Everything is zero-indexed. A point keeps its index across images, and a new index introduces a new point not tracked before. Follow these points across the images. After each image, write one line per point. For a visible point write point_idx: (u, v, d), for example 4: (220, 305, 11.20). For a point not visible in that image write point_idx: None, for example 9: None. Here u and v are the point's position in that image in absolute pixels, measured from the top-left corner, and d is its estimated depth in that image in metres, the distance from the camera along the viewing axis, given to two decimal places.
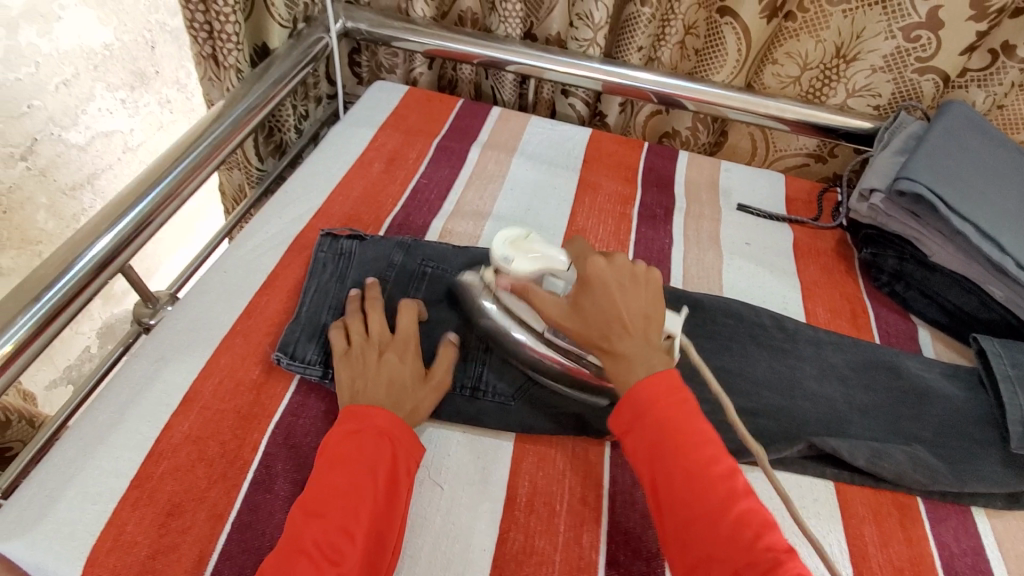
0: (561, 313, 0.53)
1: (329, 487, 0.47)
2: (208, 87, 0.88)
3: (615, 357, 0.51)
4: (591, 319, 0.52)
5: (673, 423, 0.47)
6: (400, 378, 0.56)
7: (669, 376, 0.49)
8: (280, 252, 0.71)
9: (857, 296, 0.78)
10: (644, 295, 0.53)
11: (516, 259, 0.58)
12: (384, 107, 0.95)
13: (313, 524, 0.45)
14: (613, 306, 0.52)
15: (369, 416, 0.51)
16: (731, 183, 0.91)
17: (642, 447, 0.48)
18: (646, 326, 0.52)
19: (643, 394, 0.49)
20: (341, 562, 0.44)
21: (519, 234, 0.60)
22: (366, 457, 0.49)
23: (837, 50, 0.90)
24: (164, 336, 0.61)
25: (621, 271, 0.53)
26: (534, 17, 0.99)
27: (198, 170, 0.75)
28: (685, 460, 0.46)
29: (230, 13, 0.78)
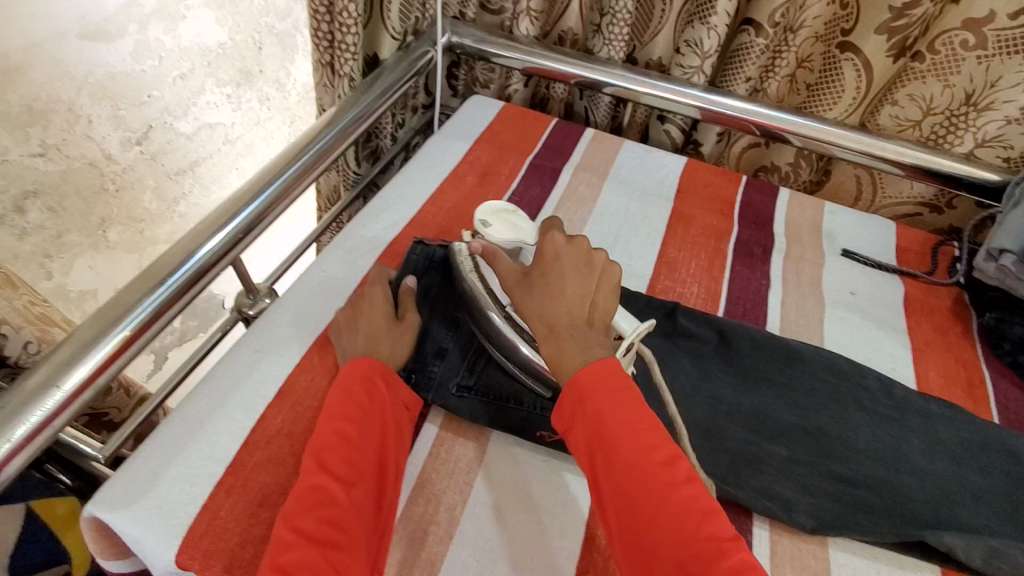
0: (513, 284, 0.56)
1: (329, 427, 0.51)
2: (321, 92, 0.93)
3: (553, 338, 0.50)
4: (536, 293, 0.53)
5: (615, 409, 0.44)
6: (376, 321, 0.60)
7: (605, 365, 0.46)
8: (375, 257, 0.73)
9: (975, 363, 0.71)
10: (595, 280, 0.53)
11: (493, 225, 0.63)
12: (479, 122, 0.97)
13: (322, 460, 0.48)
14: (558, 286, 0.52)
15: (354, 368, 0.55)
16: (836, 225, 0.86)
17: (582, 439, 0.45)
18: (590, 311, 0.52)
19: (582, 377, 0.46)
20: (356, 483, 0.48)
21: (504, 208, 0.66)
22: (358, 400, 0.53)
23: (967, 96, 0.83)
24: (266, 329, 0.64)
25: (575, 252, 0.54)
26: (637, 41, 0.99)
27: (308, 172, 0.79)
28: (621, 449, 0.43)
29: (353, 25, 0.82)
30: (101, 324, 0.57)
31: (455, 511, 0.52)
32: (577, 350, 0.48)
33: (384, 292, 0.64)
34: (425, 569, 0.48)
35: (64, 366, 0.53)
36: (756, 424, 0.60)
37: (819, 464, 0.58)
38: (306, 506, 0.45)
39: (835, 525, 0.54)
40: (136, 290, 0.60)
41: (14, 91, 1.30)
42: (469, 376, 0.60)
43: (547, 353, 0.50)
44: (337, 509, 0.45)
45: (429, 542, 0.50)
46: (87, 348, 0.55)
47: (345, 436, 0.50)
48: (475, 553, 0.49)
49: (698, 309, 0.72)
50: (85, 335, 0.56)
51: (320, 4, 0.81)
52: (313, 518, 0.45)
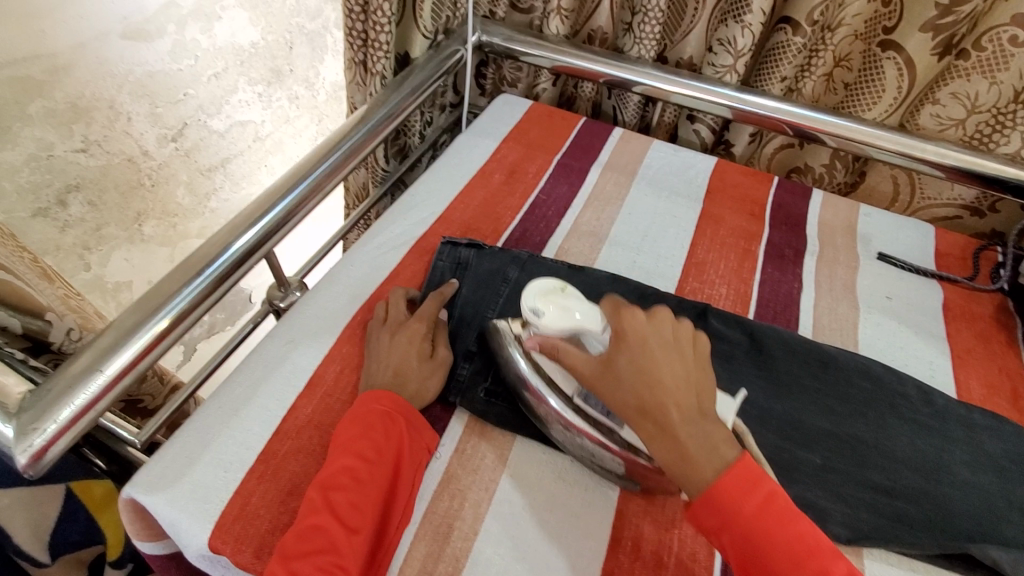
0: (594, 372, 0.49)
1: (341, 463, 0.49)
2: (353, 90, 0.94)
3: (670, 439, 0.45)
4: (628, 383, 0.47)
5: (763, 518, 0.42)
6: (407, 356, 0.58)
7: (746, 469, 0.43)
8: (403, 253, 0.74)
9: (1021, 374, 0.68)
10: (690, 360, 0.49)
11: (546, 313, 0.53)
12: (508, 120, 0.97)
13: (327, 499, 0.47)
14: (658, 376, 0.47)
15: (375, 405, 0.53)
16: (871, 229, 0.84)
17: (730, 547, 0.43)
18: (697, 398, 0.47)
19: (718, 492, 0.43)
20: (358, 529, 0.47)
21: (554, 286, 0.55)
22: (373, 436, 0.51)
23: (1016, 94, 0.79)
24: (298, 320, 0.65)
25: (659, 330, 0.49)
26: (668, 40, 0.98)
27: (341, 168, 0.80)
28: (792, 571, 0.41)
29: (386, 23, 0.83)
30: (142, 312, 0.59)
31: (480, 507, 0.52)
32: (701, 451, 0.44)
33: (421, 326, 0.61)
34: (451, 564, 0.49)
35: (107, 352, 0.55)
36: (787, 429, 0.59)
37: (853, 473, 0.56)
38: (304, 548, 0.45)
39: (869, 535, 0.52)
40: (174, 280, 0.62)
41: (60, 90, 1.29)
42: (498, 376, 0.61)
43: (662, 455, 0.45)
44: (335, 558, 0.45)
45: (454, 537, 0.50)
46: (128, 335, 0.57)
47: (356, 477, 0.49)
48: (501, 550, 0.49)
49: (727, 310, 0.71)
50: (127, 322, 0.58)
51: (354, 5, 0.82)
52: (311, 564, 0.44)
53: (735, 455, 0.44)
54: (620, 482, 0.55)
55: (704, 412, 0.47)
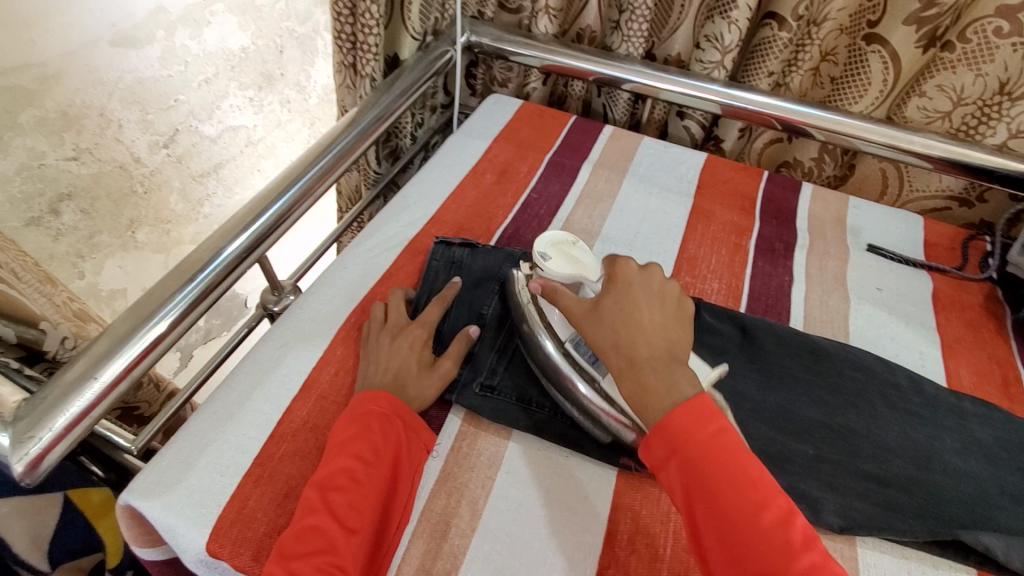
0: (581, 312, 0.53)
1: (341, 464, 0.50)
2: (343, 92, 0.94)
3: (637, 373, 0.48)
4: (608, 321, 0.51)
5: (712, 451, 0.43)
6: (406, 360, 0.59)
7: (701, 404, 0.44)
8: (396, 254, 0.74)
9: (1011, 361, 0.68)
10: (670, 309, 0.52)
11: (553, 258, 0.62)
12: (499, 119, 0.98)
13: (326, 499, 0.48)
14: (636, 315, 0.51)
15: (374, 405, 0.54)
16: (860, 221, 0.84)
17: (674, 476, 0.43)
18: (671, 342, 0.50)
19: (670, 422, 0.44)
20: (356, 529, 0.47)
21: (566, 239, 0.64)
22: (373, 437, 0.52)
23: (1001, 85, 0.80)
24: (291, 324, 0.65)
25: (647, 278, 0.54)
26: (656, 37, 0.98)
27: (333, 171, 0.80)
28: (730, 504, 0.41)
29: (375, 25, 0.83)
30: (135, 318, 0.59)
31: (477, 504, 0.52)
32: (663, 383, 0.46)
33: (422, 333, 0.62)
34: (448, 561, 0.49)
35: (102, 359, 0.55)
36: (780, 421, 0.60)
37: (847, 463, 0.57)
38: (302, 548, 0.45)
39: (863, 524, 0.53)
40: (167, 286, 0.62)
41: (50, 99, 1.31)
42: (492, 376, 0.61)
43: (628, 388, 0.48)
44: (332, 558, 0.45)
45: (450, 536, 0.50)
46: (121, 342, 0.57)
47: (355, 478, 0.49)
48: (497, 547, 0.50)
49: (719, 304, 0.71)
50: (120, 329, 0.58)
51: (343, 6, 0.82)
52: (310, 564, 0.44)
53: (695, 393, 0.46)
54: (614, 478, 0.55)
55: (676, 355, 0.49)
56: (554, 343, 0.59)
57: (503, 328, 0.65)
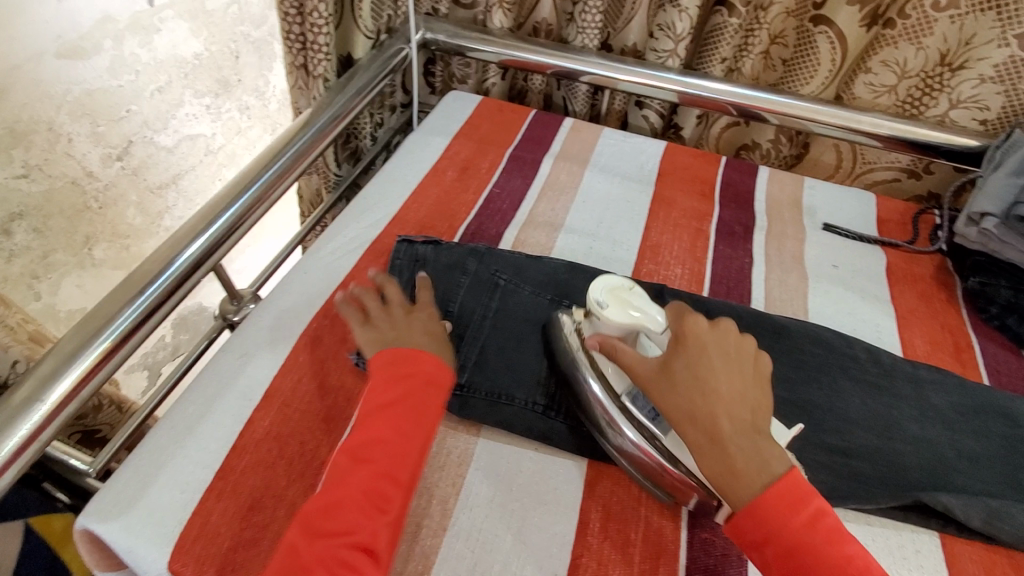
0: (649, 374, 0.51)
1: (373, 440, 0.50)
2: (297, 94, 0.92)
3: (719, 449, 0.47)
4: (682, 389, 0.49)
5: (813, 532, 0.43)
6: (436, 333, 0.59)
7: (793, 484, 0.45)
8: (357, 257, 0.73)
9: (962, 328, 0.70)
10: (749, 373, 0.51)
11: (611, 309, 0.54)
12: (459, 116, 0.97)
13: (360, 475, 0.48)
14: (712, 380, 0.49)
15: (410, 378, 0.53)
16: (816, 202, 0.86)
17: (773, 558, 0.44)
18: (753, 412, 0.49)
19: (764, 503, 0.44)
20: (384, 509, 0.47)
21: (622, 284, 0.55)
22: (410, 411, 0.52)
23: (942, 56, 0.83)
24: (250, 333, 0.64)
25: (721, 338, 0.52)
26: (611, 28, 0.99)
27: (288, 174, 0.78)
28: None
29: (324, 24, 0.82)
30: (82, 336, 0.56)
31: (448, 503, 0.52)
32: (750, 463, 0.46)
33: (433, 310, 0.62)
34: (420, 563, 0.48)
35: (48, 380, 0.53)
36: None
37: (811, 437, 0.58)
38: (330, 526, 0.45)
39: (829, 495, 0.54)
40: (116, 300, 0.60)
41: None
42: (461, 373, 0.60)
43: (708, 463, 0.47)
44: (358, 537, 0.45)
45: (423, 536, 0.50)
46: (69, 361, 0.55)
47: (381, 455, 0.49)
48: (470, 544, 0.49)
49: (683, 289, 0.72)
50: (67, 347, 0.56)
51: (291, 7, 0.81)
52: (337, 543, 0.44)
53: (782, 471, 0.45)
54: (584, 467, 0.56)
55: (756, 427, 0.48)
56: (600, 382, 0.55)
57: (473, 322, 0.65)
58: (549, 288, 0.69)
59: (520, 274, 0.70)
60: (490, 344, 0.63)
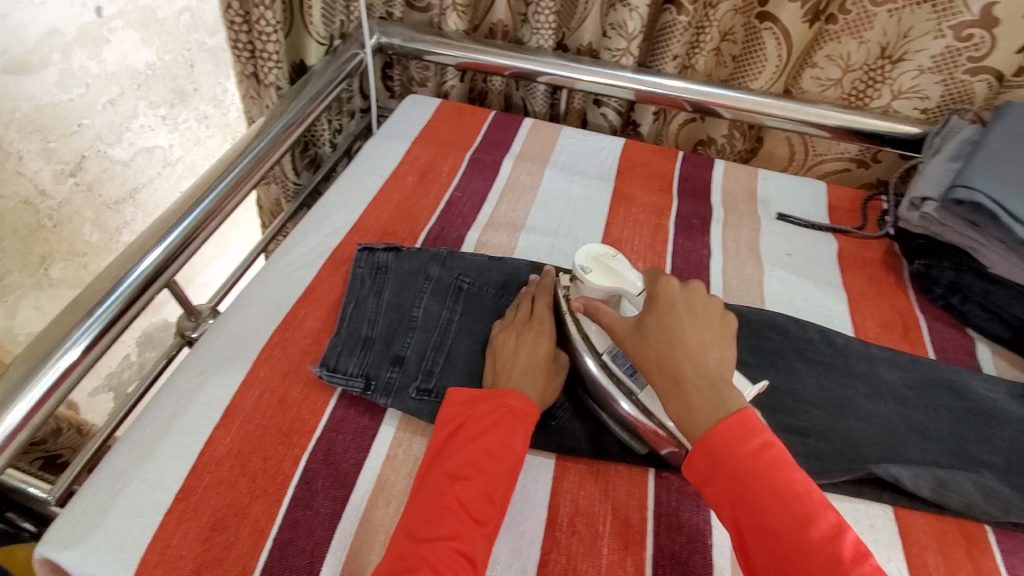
0: (626, 332, 0.53)
1: (468, 454, 0.50)
2: (250, 104, 0.91)
3: (681, 393, 0.48)
4: (650, 340, 0.51)
5: (760, 463, 0.44)
6: (537, 356, 0.59)
7: (743, 420, 0.46)
8: (318, 266, 0.72)
9: (909, 308, 0.73)
10: (717, 328, 0.52)
11: (593, 272, 0.59)
12: (418, 120, 0.97)
13: (457, 485, 0.48)
14: (678, 331, 0.51)
15: (504, 394, 0.54)
16: (770, 192, 0.89)
17: (721, 491, 0.45)
18: (717, 361, 0.50)
19: (713, 439, 0.46)
20: (482, 522, 0.47)
21: (606, 252, 0.60)
22: (503, 429, 0.52)
23: (882, 50, 0.86)
24: (208, 349, 0.62)
25: (692, 297, 0.54)
26: (565, 28, 1.00)
27: (241, 185, 0.77)
28: (779, 514, 0.42)
29: (272, 32, 0.80)
30: (30, 362, 0.54)
31: None
32: (709, 403, 0.47)
33: (548, 327, 0.61)
34: None
35: None
36: None
37: (770, 420, 0.60)
38: (432, 531, 0.46)
39: None
40: (64, 323, 0.58)
41: None
42: (429, 379, 0.60)
43: (674, 407, 0.48)
44: (458, 545, 0.45)
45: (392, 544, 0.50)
46: (16, 389, 0.53)
47: (480, 467, 0.49)
48: None
49: None
50: (14, 375, 0.53)
51: (236, 14, 0.80)
52: (439, 547, 0.45)
53: (737, 408, 0.47)
54: (553, 464, 0.56)
55: (720, 373, 0.49)
56: (596, 359, 0.57)
57: (439, 327, 0.64)
58: (513, 289, 0.70)
59: (483, 277, 0.70)
60: (457, 348, 0.63)
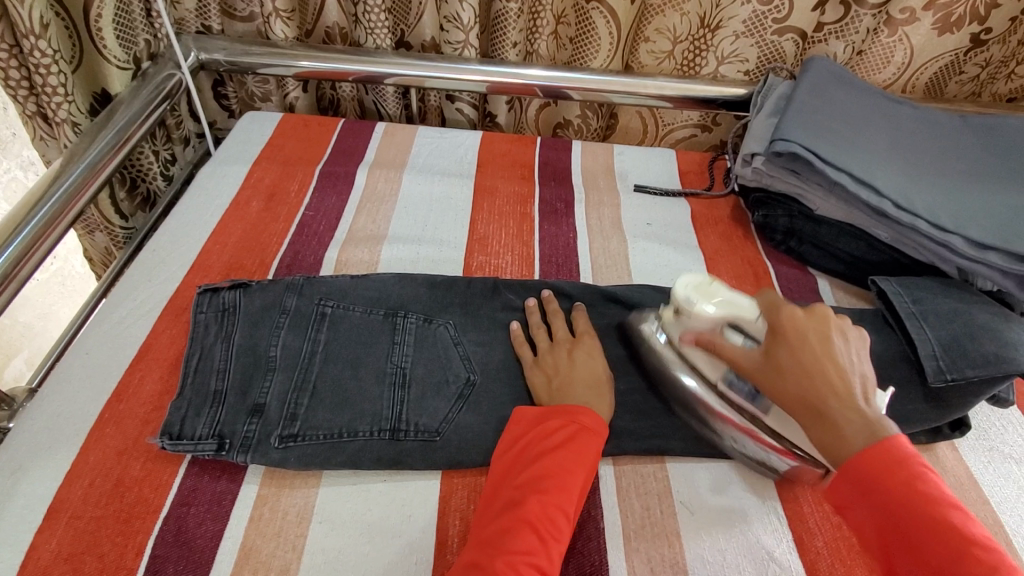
0: (753, 364, 0.52)
1: (543, 470, 0.48)
2: (43, 148, 0.81)
3: (825, 421, 0.46)
4: (789, 372, 0.49)
5: (930, 518, 0.40)
6: (593, 375, 0.58)
7: (894, 448, 0.43)
8: (153, 319, 0.64)
9: (758, 258, 0.79)
10: (853, 353, 0.50)
11: (699, 303, 0.56)
12: (257, 139, 0.89)
13: (535, 499, 0.46)
14: (818, 362, 0.48)
15: (575, 410, 0.53)
16: (626, 166, 0.91)
17: (866, 515, 0.42)
18: (863, 390, 0.47)
19: (862, 469, 0.43)
20: (556, 539, 0.45)
21: (703, 279, 0.57)
22: (577, 449, 0.50)
23: (702, 20, 0.90)
24: (20, 442, 0.53)
25: (822, 322, 0.51)
26: (403, 24, 0.96)
27: (43, 238, 0.66)
28: (938, 545, 0.39)
29: (51, 64, 0.70)
30: None
31: (290, 569, 0.47)
32: (857, 432, 0.45)
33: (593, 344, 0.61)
34: None
35: None
36: None
37: (652, 385, 0.61)
38: (508, 544, 0.43)
39: (666, 440, 0.57)
40: None
41: None
42: (293, 423, 0.54)
43: (818, 437, 0.47)
44: (536, 560, 0.43)
45: None
46: None
47: (554, 483, 0.48)
48: None
49: (514, 276, 0.73)
50: None
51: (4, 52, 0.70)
52: (518, 560, 0.42)
53: (892, 437, 0.44)
54: (440, 483, 0.54)
55: (867, 403, 0.46)
56: (697, 378, 0.59)
57: (301, 363, 0.58)
58: (382, 304, 0.64)
59: (348, 298, 0.64)
60: (323, 381, 0.57)
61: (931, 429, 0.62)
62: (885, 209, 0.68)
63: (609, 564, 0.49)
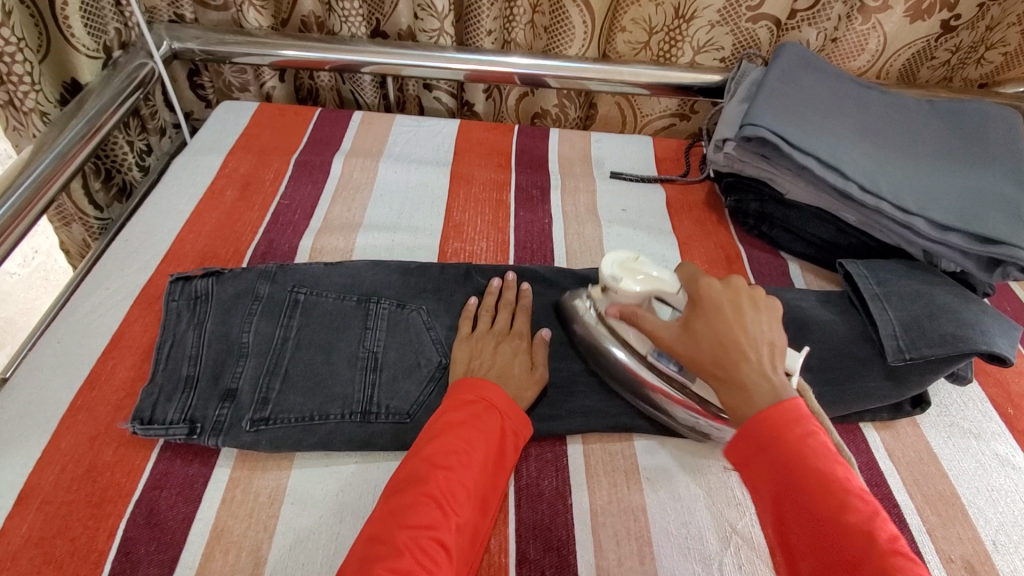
0: (671, 336, 0.52)
1: (449, 445, 0.48)
2: (15, 136, 0.80)
3: (734, 386, 0.47)
4: (703, 339, 0.50)
5: (820, 473, 0.41)
6: (513, 370, 0.57)
7: (792, 407, 0.44)
8: (126, 308, 0.64)
9: (731, 243, 0.80)
10: (766, 321, 0.51)
11: (624, 280, 0.56)
12: (232, 128, 0.89)
13: (439, 474, 0.47)
14: (729, 330, 0.49)
15: (482, 387, 0.53)
16: (603, 153, 0.92)
17: (762, 470, 0.44)
18: (772, 355, 0.49)
19: (762, 426, 0.44)
20: (459, 513, 0.46)
21: (628, 256, 0.58)
22: (484, 425, 0.51)
23: (676, 11, 0.90)
24: None
25: (736, 293, 0.52)
26: (379, 13, 0.95)
27: (11, 228, 0.66)
28: (823, 500, 0.41)
29: (16, 52, 0.70)
30: None
31: (261, 549, 0.48)
32: (762, 394, 0.46)
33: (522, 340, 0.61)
34: None
35: None
36: (557, 349, 0.63)
37: None
38: (409, 518, 0.44)
39: (634, 419, 0.58)
40: None
41: None
42: (264, 407, 0.55)
43: (728, 402, 0.47)
44: (438, 534, 0.43)
45: None
46: None
47: (460, 457, 0.48)
48: None
49: (488, 261, 0.74)
50: None
51: None
52: (417, 534, 0.43)
53: (791, 397, 0.45)
54: None
55: (773, 367, 0.48)
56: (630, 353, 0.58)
57: (273, 349, 0.58)
58: (355, 290, 0.65)
59: (321, 285, 0.64)
60: (295, 366, 0.57)
61: (893, 405, 0.63)
62: (851, 191, 0.69)
63: (576, 538, 0.50)
